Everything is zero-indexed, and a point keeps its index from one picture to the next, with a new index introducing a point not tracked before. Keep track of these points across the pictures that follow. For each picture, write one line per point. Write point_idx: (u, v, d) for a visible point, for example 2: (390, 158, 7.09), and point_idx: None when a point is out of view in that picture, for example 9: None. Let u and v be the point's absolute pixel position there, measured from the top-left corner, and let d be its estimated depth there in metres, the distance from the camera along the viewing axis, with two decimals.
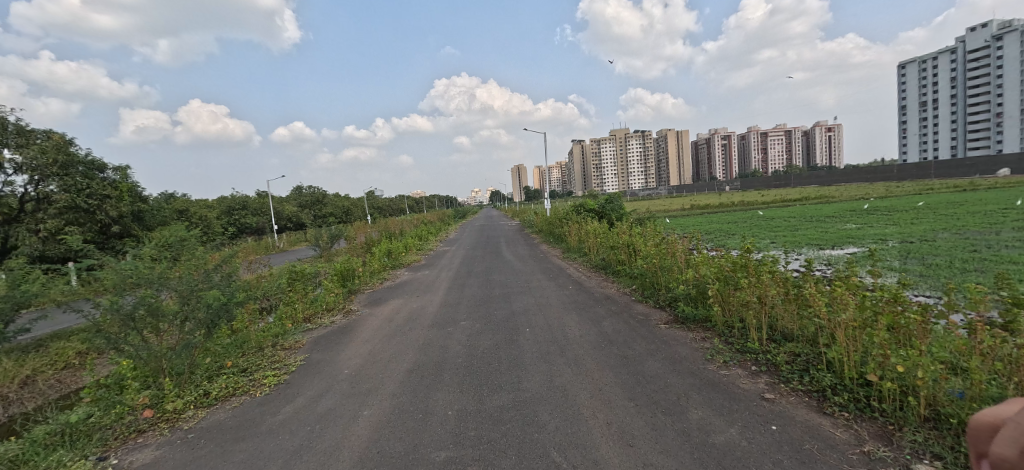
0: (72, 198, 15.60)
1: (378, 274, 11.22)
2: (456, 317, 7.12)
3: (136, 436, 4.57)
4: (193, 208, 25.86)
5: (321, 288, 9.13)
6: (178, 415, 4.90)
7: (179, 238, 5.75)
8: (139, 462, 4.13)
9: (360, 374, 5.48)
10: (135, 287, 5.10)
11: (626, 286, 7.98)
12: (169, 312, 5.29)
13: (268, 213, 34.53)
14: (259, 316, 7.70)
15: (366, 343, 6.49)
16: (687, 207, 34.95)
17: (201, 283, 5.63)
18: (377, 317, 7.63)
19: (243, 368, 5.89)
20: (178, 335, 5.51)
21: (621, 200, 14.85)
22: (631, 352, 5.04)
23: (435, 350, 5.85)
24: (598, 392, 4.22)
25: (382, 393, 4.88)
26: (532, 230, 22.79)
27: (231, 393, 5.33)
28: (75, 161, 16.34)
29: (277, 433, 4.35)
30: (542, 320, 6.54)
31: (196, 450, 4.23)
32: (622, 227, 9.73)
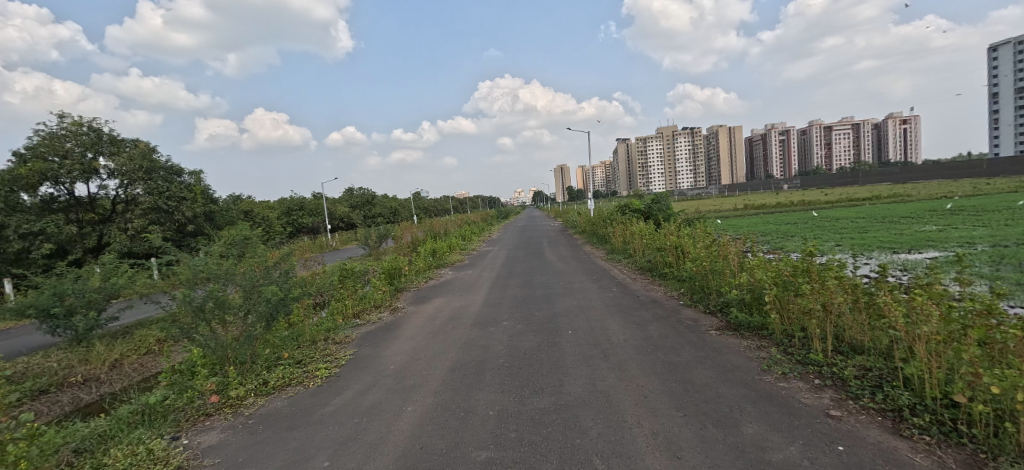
0: (155, 200, 17.81)
1: (423, 273, 11.43)
2: (498, 317, 7.12)
3: (204, 419, 4.84)
4: (257, 209, 27.37)
5: (370, 286, 9.41)
6: (240, 401, 5.15)
7: (244, 236, 5.96)
8: (205, 444, 4.36)
9: (406, 370, 5.57)
10: (205, 281, 5.39)
11: (675, 290, 7.73)
12: (234, 305, 5.60)
13: (322, 214, 35.96)
14: (313, 310, 8.01)
15: (410, 340, 6.61)
16: (741, 206, 33.61)
17: (262, 279, 5.92)
18: (421, 315, 7.76)
19: (298, 360, 6.11)
20: (241, 327, 5.81)
21: (670, 200, 14.47)
22: (679, 359, 4.87)
23: (476, 349, 5.87)
24: (644, 399, 4.09)
25: (425, 390, 4.94)
26: (575, 230, 22.58)
27: (287, 383, 5.55)
28: (157, 167, 18.49)
29: (326, 423, 4.49)
30: (584, 322, 6.44)
31: (254, 435, 4.43)
32: (671, 228, 9.46)
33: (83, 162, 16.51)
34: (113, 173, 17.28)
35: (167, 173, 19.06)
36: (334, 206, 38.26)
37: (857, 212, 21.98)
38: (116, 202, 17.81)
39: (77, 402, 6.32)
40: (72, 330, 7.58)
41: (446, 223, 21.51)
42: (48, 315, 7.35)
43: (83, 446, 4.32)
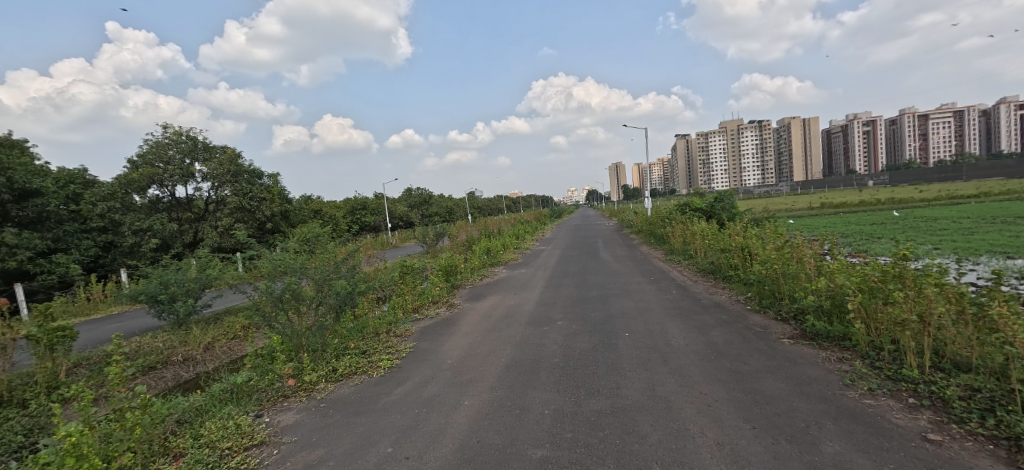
0: (241, 201, 19.49)
1: (478, 271, 11.55)
2: (552, 317, 7.07)
3: (282, 400, 5.16)
4: (325, 208, 28.83)
5: (427, 282, 9.64)
6: (313, 385, 5.43)
7: (315, 233, 6.54)
8: (283, 423, 4.65)
9: (462, 365, 5.64)
10: (283, 274, 5.85)
11: (741, 294, 7.36)
12: (307, 297, 5.97)
13: (383, 213, 37.24)
14: (376, 304, 8.32)
15: (467, 336, 6.69)
16: (818, 205, 31.43)
17: (332, 274, 6.29)
18: (476, 312, 7.85)
19: (363, 351, 6.35)
20: (313, 317, 6.14)
21: (734, 198, 13.84)
22: (746, 368, 4.61)
23: (531, 348, 5.85)
24: (708, 408, 3.91)
25: (481, 385, 4.98)
26: (631, 230, 22.09)
27: (354, 371, 5.79)
28: (243, 170, 20.17)
29: (388, 412, 4.64)
30: (641, 325, 6.27)
31: (327, 417, 4.67)
32: (736, 228, 9.03)
33: (183, 167, 18.41)
34: (207, 177, 19.02)
35: (249, 175, 20.61)
36: (394, 204, 39.58)
37: (957, 212, 19.97)
38: (208, 203, 19.48)
39: (178, 379, 6.94)
40: (174, 315, 8.47)
41: (499, 221, 21.70)
42: (155, 300, 8.30)
43: (184, 418, 4.74)
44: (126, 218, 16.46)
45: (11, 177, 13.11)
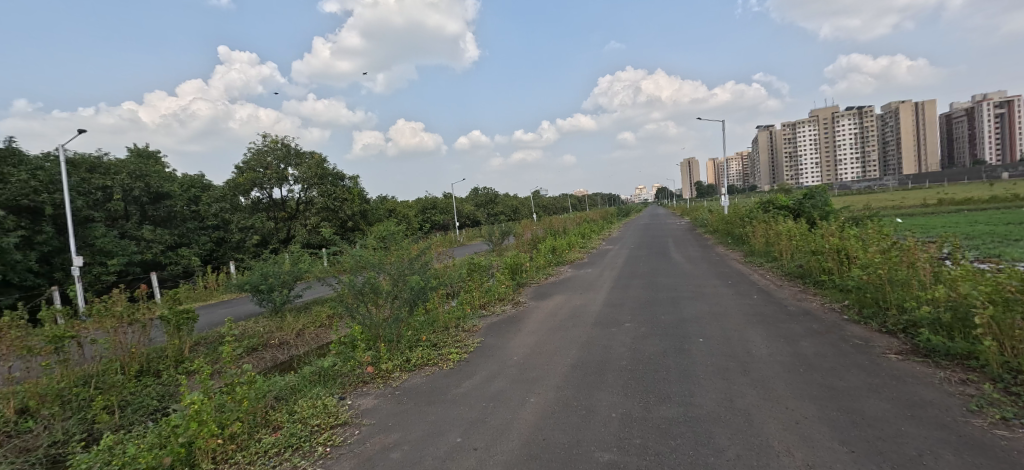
0: (326, 201, 20.81)
1: (544, 269, 11.50)
2: (620, 318, 6.87)
3: (361, 385, 5.47)
4: (398, 208, 30.05)
5: (494, 279, 9.74)
6: (389, 373, 5.67)
7: (391, 232, 6.92)
8: (362, 407, 4.98)
9: (528, 362, 5.62)
10: (362, 268, 6.31)
11: (836, 301, 6.75)
12: (384, 290, 6.31)
13: (452, 212, 38.16)
14: (446, 299, 8.51)
15: (533, 334, 6.66)
16: (927, 203, 28.12)
17: (408, 270, 6.60)
18: (542, 310, 7.82)
19: (434, 344, 6.50)
20: (389, 309, 6.44)
21: (826, 195, 12.73)
22: (841, 384, 4.20)
23: (597, 349, 5.71)
24: (796, 425, 3.59)
25: (546, 384, 4.94)
26: (706, 229, 21.05)
27: (426, 362, 5.95)
28: (328, 173, 21.40)
29: (458, 404, 4.78)
30: (718, 331, 5.92)
31: (400, 408, 4.85)
32: (829, 229, 8.31)
33: (279, 171, 19.92)
34: (297, 180, 20.48)
35: (334, 177, 21.89)
36: (462, 203, 40.42)
37: None
38: (300, 203, 20.96)
39: (276, 360, 7.51)
40: (271, 302, 9.42)
41: (566, 221, 21.49)
42: (256, 290, 9.28)
43: (282, 395, 5.21)
44: (235, 217, 18.99)
45: (147, 183, 16.37)
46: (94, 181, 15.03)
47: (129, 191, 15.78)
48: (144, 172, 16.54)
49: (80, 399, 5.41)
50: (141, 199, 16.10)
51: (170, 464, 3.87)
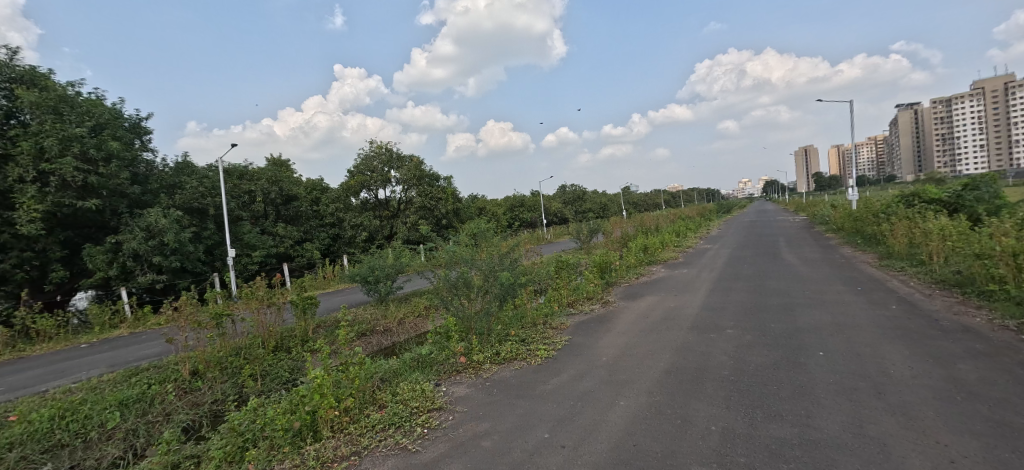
0: (423, 200, 21.86)
1: (636, 269, 11.04)
2: (722, 324, 6.37)
3: (454, 374, 5.65)
4: (489, 206, 30.77)
5: (583, 277, 9.56)
6: (479, 365, 5.78)
7: (482, 229, 7.09)
8: (455, 395, 5.16)
9: (618, 363, 5.40)
10: (455, 264, 6.53)
11: (1008, 318, 5.64)
12: (475, 285, 6.44)
13: (541, 210, 38.25)
14: (534, 296, 8.47)
15: (623, 334, 6.39)
16: None
17: (498, 266, 6.68)
18: (633, 311, 7.48)
19: (523, 339, 6.46)
20: (481, 303, 6.54)
21: (994, 187, 10.78)
22: (1014, 421, 3.50)
23: (695, 355, 5.33)
24: (949, 465, 3.05)
25: (637, 388, 4.70)
26: (825, 227, 18.99)
27: (514, 356, 5.97)
28: (425, 174, 22.38)
29: (546, 400, 4.77)
30: (842, 345, 5.25)
31: (489, 402, 4.91)
32: (997, 229, 7.01)
33: (382, 173, 21.29)
34: (398, 181, 21.75)
35: (430, 178, 22.86)
36: (551, 201, 40.38)
37: None
38: (401, 203, 22.30)
39: (380, 345, 8.03)
40: (377, 292, 10.11)
41: (660, 218, 20.59)
42: (365, 281, 10.06)
43: (386, 376, 5.64)
44: (347, 215, 20.53)
45: (281, 187, 18.36)
46: (243, 186, 17.44)
47: (268, 194, 17.94)
48: (279, 177, 18.57)
49: (232, 367, 6.67)
50: (276, 200, 18.15)
51: (299, 429, 4.49)
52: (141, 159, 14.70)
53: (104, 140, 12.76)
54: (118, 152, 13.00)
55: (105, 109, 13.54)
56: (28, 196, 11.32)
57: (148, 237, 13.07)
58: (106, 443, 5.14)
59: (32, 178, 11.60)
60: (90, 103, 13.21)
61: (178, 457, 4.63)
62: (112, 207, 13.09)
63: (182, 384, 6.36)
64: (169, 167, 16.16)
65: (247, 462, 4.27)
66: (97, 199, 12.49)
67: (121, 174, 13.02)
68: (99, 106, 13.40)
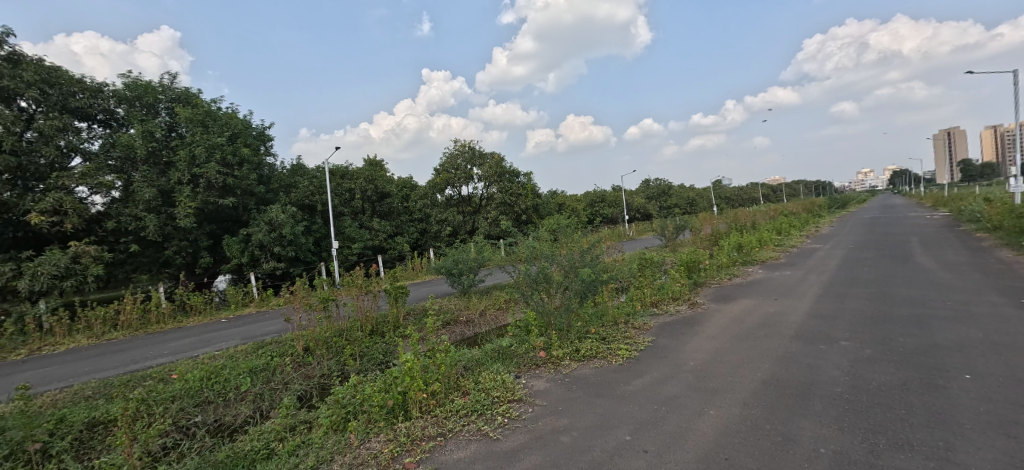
0: (504, 197, 22.12)
1: (728, 269, 10.30)
2: (834, 335, 5.70)
3: (533, 368, 5.62)
4: (568, 202, 30.53)
5: (668, 276, 9.09)
6: (558, 361, 5.69)
7: (563, 225, 6.98)
8: (535, 388, 5.12)
9: (707, 369, 5.04)
10: (536, 259, 6.47)
11: None
12: (555, 281, 6.32)
13: (623, 205, 37.17)
14: (615, 294, 8.18)
15: (713, 339, 5.96)
16: None
17: (579, 262, 6.48)
18: (726, 315, 6.95)
19: (603, 337, 6.24)
20: (561, 299, 6.40)
21: None
22: None
23: (800, 367, 4.83)
24: None
25: (731, 397, 4.33)
26: (961, 226, 16.54)
27: (593, 354, 5.79)
28: (506, 171, 22.60)
29: (627, 401, 4.58)
30: (993, 368, 4.47)
31: (569, 397, 4.83)
32: None
33: (465, 171, 21.84)
34: (480, 178, 22.18)
35: (511, 175, 23.05)
36: (633, 196, 39.11)
37: None
38: (483, 199, 22.73)
39: (463, 335, 8.22)
40: (460, 285, 10.36)
41: (757, 213, 19.06)
42: (449, 273, 10.36)
43: (469, 365, 5.77)
44: (433, 211, 21.29)
45: (376, 185, 19.42)
46: (344, 185, 18.58)
47: (364, 191, 19.04)
48: (374, 176, 19.62)
49: (336, 346, 7.15)
50: (370, 197, 19.28)
51: (392, 406, 4.72)
52: (265, 163, 16.30)
53: (238, 147, 14.26)
54: (248, 157, 14.56)
55: (239, 121, 14.99)
56: (184, 194, 12.90)
57: (270, 229, 14.47)
58: (241, 402, 5.88)
59: (188, 180, 13.31)
60: (228, 115, 14.75)
61: (293, 421, 5.13)
62: (243, 204, 14.69)
63: (297, 358, 6.99)
64: (285, 168, 17.75)
65: (348, 432, 4.62)
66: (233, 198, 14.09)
67: (252, 176, 14.58)
68: (234, 118, 14.86)
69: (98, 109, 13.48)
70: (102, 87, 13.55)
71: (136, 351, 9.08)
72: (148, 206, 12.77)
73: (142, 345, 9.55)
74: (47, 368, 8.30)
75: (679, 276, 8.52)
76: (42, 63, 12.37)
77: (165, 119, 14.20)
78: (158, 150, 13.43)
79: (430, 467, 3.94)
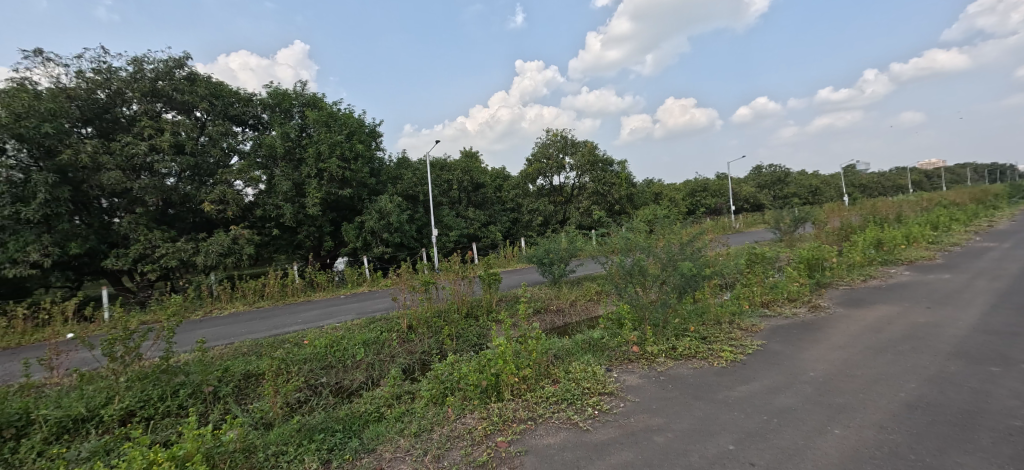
0: (597, 186, 21.58)
1: (857, 266, 9.07)
2: (1006, 356, 4.72)
3: (626, 363, 5.36)
4: (666, 192, 29.13)
5: (783, 274, 8.22)
6: (653, 357, 5.38)
7: (662, 215, 6.53)
8: (627, 383, 4.87)
9: (832, 382, 4.44)
10: (632, 251, 6.07)
11: None
12: (651, 274, 5.90)
13: (729, 195, 34.57)
14: (719, 291, 7.56)
15: (840, 348, 5.24)
16: None
17: (679, 255, 5.96)
18: (856, 322, 6.09)
19: (704, 337, 5.78)
20: (657, 293, 6.00)
21: None
22: None
23: (959, 391, 4.07)
24: None
25: (863, 418, 3.77)
26: None
27: (693, 354, 5.38)
28: (600, 160, 22.05)
29: (731, 407, 4.17)
30: None
31: (666, 395, 4.54)
32: None
33: (557, 161, 21.63)
34: (573, 168, 21.83)
35: (604, 163, 22.42)
36: (741, 184, 36.31)
37: None
38: (575, 189, 22.39)
39: (553, 324, 8.15)
40: (551, 274, 10.26)
41: (900, 201, 16.48)
42: (540, 262, 10.30)
43: (559, 355, 5.66)
44: (525, 201, 21.40)
45: (471, 176, 19.92)
46: (443, 177, 19.34)
47: (460, 182, 19.63)
48: (470, 167, 20.13)
49: (436, 325, 7.41)
50: (465, 187, 19.85)
51: (486, 387, 4.77)
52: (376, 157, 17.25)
53: (354, 143, 15.34)
54: (363, 152, 15.52)
55: (355, 120, 16.17)
56: (312, 186, 14.24)
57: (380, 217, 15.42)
58: (356, 369, 6.35)
59: (315, 173, 14.63)
60: (346, 115, 15.92)
61: (399, 390, 5.37)
62: (358, 194, 15.77)
63: (402, 334, 7.32)
64: (392, 161, 18.77)
65: (446, 406, 4.74)
66: (350, 189, 15.19)
67: (365, 169, 15.56)
68: (352, 117, 16.09)
69: (250, 115, 15.23)
70: (252, 96, 15.17)
71: (278, 319, 10.16)
72: (286, 196, 14.18)
73: (280, 314, 10.71)
74: (215, 328, 9.56)
75: (795, 273, 7.69)
76: (211, 79, 14.23)
77: (297, 121, 15.65)
78: (293, 148, 14.88)
79: (521, 448, 3.89)
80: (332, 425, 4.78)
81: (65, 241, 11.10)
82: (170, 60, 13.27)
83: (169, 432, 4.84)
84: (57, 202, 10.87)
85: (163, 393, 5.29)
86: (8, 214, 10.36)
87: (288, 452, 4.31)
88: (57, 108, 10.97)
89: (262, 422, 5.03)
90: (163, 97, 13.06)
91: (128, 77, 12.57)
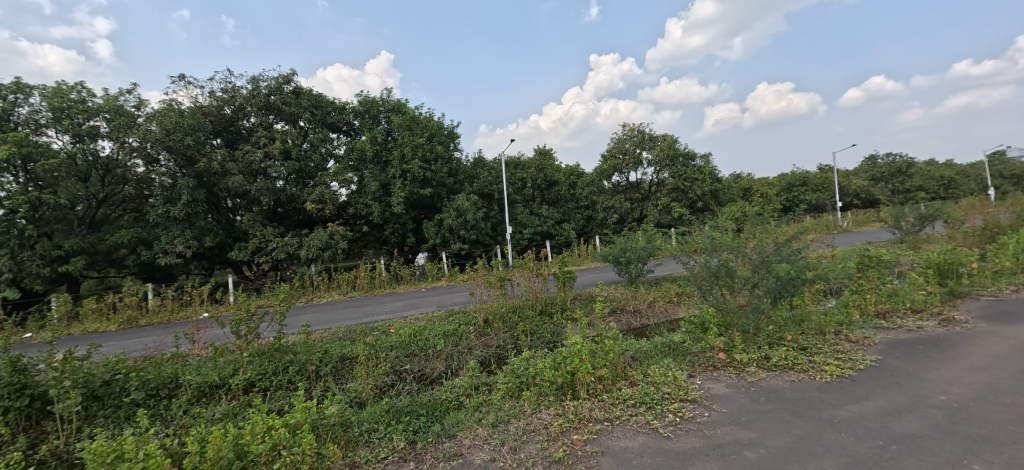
0: (677, 182, 20.60)
1: (994, 269, 7.80)
2: None
3: (711, 370, 4.96)
4: (757, 187, 27.11)
5: (901, 280, 7.23)
6: (743, 365, 4.93)
7: (754, 213, 5.98)
8: (712, 391, 4.48)
9: (967, 408, 3.80)
10: (719, 250, 5.56)
11: None
12: (741, 276, 5.39)
13: (832, 190, 31.35)
14: (822, 297, 6.81)
15: (978, 370, 4.49)
16: None
17: (773, 256, 5.34)
18: (1000, 340, 5.19)
19: (803, 347, 5.21)
20: (747, 297, 5.48)
21: None
22: None
23: None
24: None
25: (1011, 454, 3.18)
26: None
27: (790, 365, 4.86)
28: (680, 154, 21.01)
29: (836, 428, 3.68)
30: None
31: (759, 407, 4.12)
32: None
33: (635, 156, 20.89)
34: (651, 163, 20.98)
35: (685, 158, 21.35)
36: (847, 178, 32.83)
37: None
38: (653, 185, 21.50)
39: (631, 326, 7.84)
40: (628, 274, 9.86)
41: None
42: (617, 261, 9.93)
43: (637, 356, 5.39)
44: (600, 198, 20.90)
45: (545, 173, 19.82)
46: (517, 175, 19.41)
47: (534, 180, 19.60)
48: (544, 165, 20.02)
49: (511, 321, 7.38)
50: (538, 185, 19.79)
51: (561, 384, 4.60)
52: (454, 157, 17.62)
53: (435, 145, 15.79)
54: (442, 153, 15.95)
55: (435, 122, 16.63)
56: (397, 186, 14.83)
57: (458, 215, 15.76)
58: (437, 359, 6.46)
59: (399, 174, 15.21)
60: (427, 118, 16.42)
61: (477, 381, 5.35)
62: (438, 193, 16.22)
63: (477, 327, 7.35)
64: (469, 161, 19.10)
65: (522, 400, 4.65)
66: (431, 188, 15.67)
67: (444, 170, 16.00)
68: (431, 119, 16.58)
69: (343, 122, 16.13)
70: (345, 104, 16.07)
71: (368, 308, 10.68)
72: (374, 196, 14.86)
73: (370, 303, 11.23)
74: (317, 314, 10.22)
75: (914, 275, 6.76)
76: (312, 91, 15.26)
77: (383, 126, 16.35)
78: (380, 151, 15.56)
79: (597, 448, 3.70)
80: (417, 408, 4.84)
81: (201, 236, 12.42)
82: (280, 77, 14.37)
83: (282, 403, 5.23)
84: (196, 203, 12.21)
85: (277, 368, 5.66)
86: (161, 213, 12.02)
87: (380, 429, 4.44)
88: (196, 123, 12.34)
89: (355, 400, 5.24)
90: (274, 109, 14.19)
91: (247, 94, 13.81)
